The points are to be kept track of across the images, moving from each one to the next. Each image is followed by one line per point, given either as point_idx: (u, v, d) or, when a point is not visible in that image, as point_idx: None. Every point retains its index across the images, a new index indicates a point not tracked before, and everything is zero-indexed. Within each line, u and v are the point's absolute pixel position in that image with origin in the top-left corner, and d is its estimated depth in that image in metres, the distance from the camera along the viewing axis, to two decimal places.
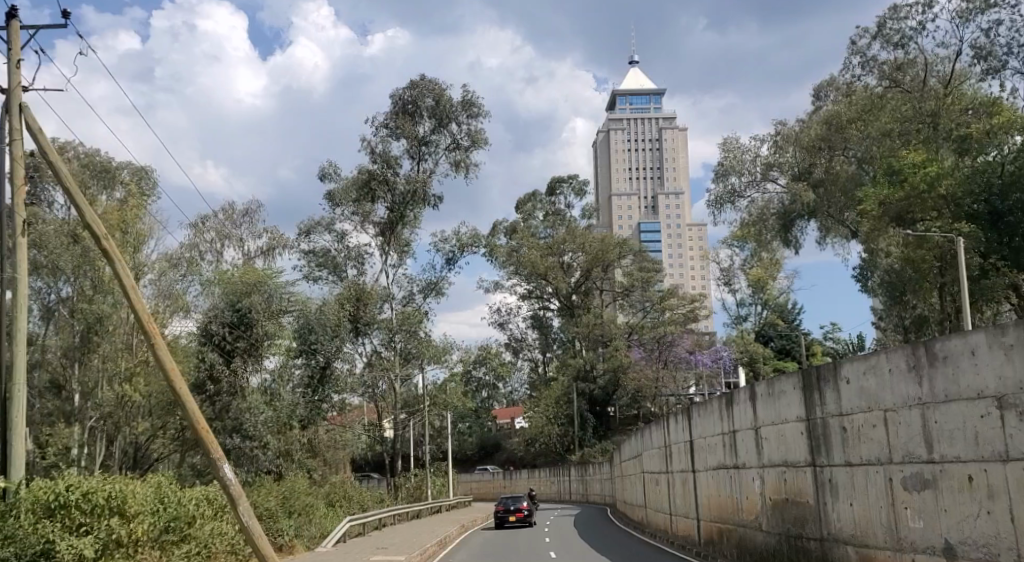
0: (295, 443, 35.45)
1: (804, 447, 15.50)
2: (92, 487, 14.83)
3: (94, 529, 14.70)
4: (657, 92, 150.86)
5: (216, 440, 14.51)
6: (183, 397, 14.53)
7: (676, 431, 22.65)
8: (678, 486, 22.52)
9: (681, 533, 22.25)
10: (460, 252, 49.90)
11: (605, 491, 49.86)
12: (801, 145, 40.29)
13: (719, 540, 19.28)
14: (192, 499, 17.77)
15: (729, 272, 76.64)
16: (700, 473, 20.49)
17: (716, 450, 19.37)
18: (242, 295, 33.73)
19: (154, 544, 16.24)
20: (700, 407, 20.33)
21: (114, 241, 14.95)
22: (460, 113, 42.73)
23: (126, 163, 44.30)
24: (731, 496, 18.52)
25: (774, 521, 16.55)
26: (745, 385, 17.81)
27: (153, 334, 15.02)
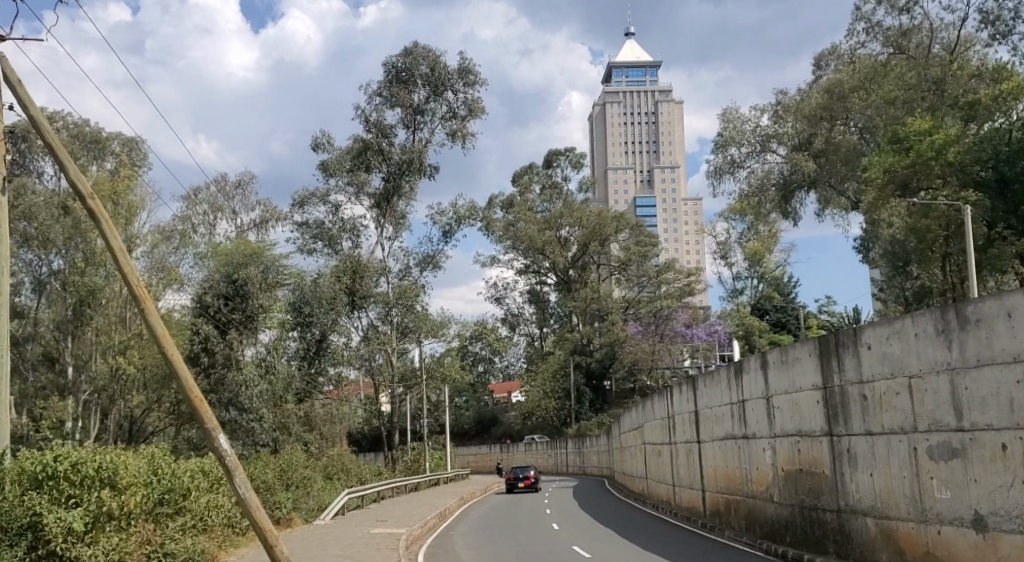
0: (292, 416, 35.12)
1: (820, 416, 15.17)
2: (82, 457, 14.37)
3: (83, 501, 14.28)
4: (653, 64, 149.98)
5: (210, 409, 13.95)
6: (175, 364, 13.94)
7: (679, 402, 22.31)
8: (682, 457, 22.20)
9: (685, 505, 21.94)
10: (457, 224, 49.42)
11: (602, 465, 49.57)
12: (801, 114, 39.76)
13: (727, 513, 18.97)
14: (188, 471, 17.42)
15: (726, 245, 76.23)
16: (706, 444, 20.17)
17: (723, 421, 19.05)
18: (239, 267, 33.33)
19: (149, 517, 15.88)
20: (706, 377, 19.99)
21: (98, 199, 13.95)
22: (456, 82, 42.14)
23: (117, 134, 43.67)
24: (740, 467, 18.20)
25: (787, 492, 16.23)
26: (755, 354, 17.45)
27: (144, 299, 14.18)
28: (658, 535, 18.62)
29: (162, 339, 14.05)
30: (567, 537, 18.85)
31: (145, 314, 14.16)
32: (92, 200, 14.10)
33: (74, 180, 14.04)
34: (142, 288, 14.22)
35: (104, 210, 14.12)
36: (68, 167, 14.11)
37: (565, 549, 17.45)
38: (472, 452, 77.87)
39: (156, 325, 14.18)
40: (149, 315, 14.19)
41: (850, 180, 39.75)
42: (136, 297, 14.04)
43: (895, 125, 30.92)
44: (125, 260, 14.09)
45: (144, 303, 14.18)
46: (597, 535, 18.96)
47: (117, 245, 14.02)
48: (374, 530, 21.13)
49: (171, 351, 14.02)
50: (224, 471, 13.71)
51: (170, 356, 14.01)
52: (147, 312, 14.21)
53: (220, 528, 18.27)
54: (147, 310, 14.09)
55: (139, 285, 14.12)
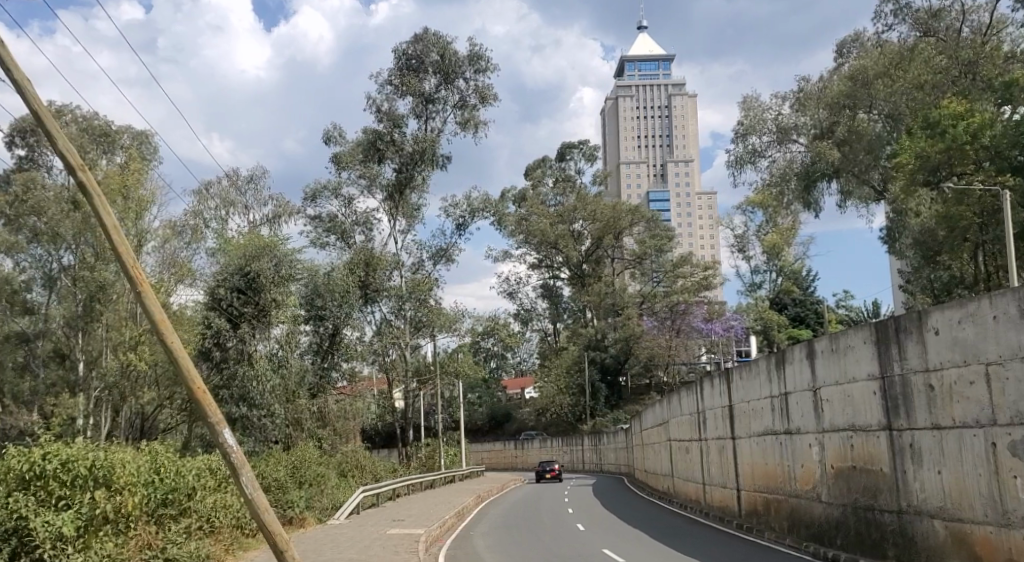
0: (305, 411, 34.42)
1: (878, 409, 14.28)
2: (73, 455, 13.62)
3: (74, 503, 13.47)
4: (667, 57, 148.77)
5: (213, 401, 13.20)
6: (176, 353, 13.17)
7: (710, 396, 21.43)
8: (713, 454, 21.34)
9: (717, 503, 21.08)
10: (471, 217, 48.62)
11: (620, 462, 48.74)
12: (823, 102, 38.72)
13: (766, 512, 18.11)
14: (193, 470, 16.88)
15: (743, 239, 75.19)
16: (742, 439, 19.28)
17: (762, 415, 18.18)
18: (250, 260, 32.51)
19: (151, 519, 15.23)
20: (742, 368, 19.12)
21: (90, 175, 13.16)
22: (466, 68, 41.29)
23: (126, 128, 43.08)
24: (782, 465, 17.32)
25: (837, 491, 15.36)
26: (799, 343, 16.57)
27: (141, 283, 13.35)
28: (694, 536, 17.77)
29: (161, 326, 13.22)
30: (596, 537, 18.04)
31: (142, 297, 13.30)
32: (82, 174, 13.31)
33: (62, 153, 13.20)
34: (138, 270, 13.39)
35: (96, 186, 13.34)
36: (57, 142, 13.33)
37: (595, 550, 16.66)
38: (488, 448, 77.29)
39: (154, 310, 13.31)
40: (145, 298, 13.30)
41: (874, 166, 38.64)
42: (133, 279, 13.23)
43: (927, 110, 29.88)
44: (120, 239, 13.34)
45: (141, 286, 13.33)
46: (626, 535, 18.11)
47: (110, 224, 13.25)
48: (391, 530, 20.32)
49: (170, 337, 13.22)
50: (230, 468, 12.96)
51: (169, 345, 13.21)
52: (145, 295, 13.33)
53: (229, 531, 17.65)
54: (144, 293, 13.21)
55: (136, 266, 13.37)
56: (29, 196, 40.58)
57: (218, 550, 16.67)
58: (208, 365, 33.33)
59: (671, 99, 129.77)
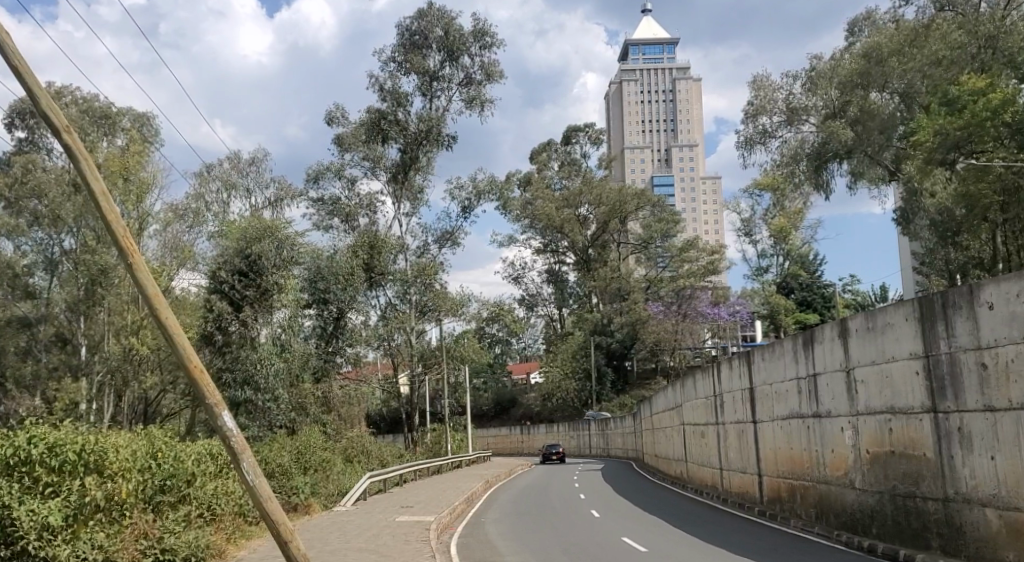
0: (310, 397, 33.85)
1: (921, 391, 13.66)
2: (60, 439, 12.97)
3: (63, 490, 12.87)
4: (672, 41, 147.70)
5: (210, 380, 12.56)
6: (171, 329, 12.51)
7: (729, 379, 20.84)
8: (731, 438, 20.79)
9: (736, 489, 20.52)
10: (476, 199, 47.97)
11: (627, 447, 48.19)
12: (834, 82, 37.95)
13: (791, 499, 17.55)
14: (193, 455, 16.47)
15: (750, 222, 74.44)
16: (764, 423, 18.69)
17: (787, 398, 17.59)
18: (253, 242, 31.84)
19: (148, 507, 14.75)
20: (765, 349, 18.51)
21: (77, 136, 12.42)
22: (472, 44, 40.57)
23: (127, 110, 42.40)
24: (810, 450, 16.74)
25: (873, 478, 14.77)
26: (831, 321, 15.95)
27: (132, 252, 12.65)
28: (717, 523, 17.20)
29: (154, 300, 12.53)
30: (613, 524, 17.51)
31: (133, 268, 12.60)
32: (68, 135, 12.60)
33: (46, 113, 12.46)
34: (129, 240, 12.70)
35: (83, 148, 12.65)
36: (39, 100, 12.59)
37: (614, 537, 16.12)
38: (493, 433, 77.05)
39: (146, 282, 12.59)
40: (137, 270, 12.60)
41: (888, 146, 37.83)
42: (124, 248, 12.53)
43: (946, 87, 29.31)
44: (109, 206, 12.67)
45: (133, 256, 12.62)
46: (644, 522, 17.56)
47: (99, 190, 12.59)
48: (400, 517, 19.75)
49: (163, 311, 12.54)
50: (230, 454, 12.37)
51: (162, 319, 12.53)
52: (136, 266, 12.62)
53: (231, 518, 17.19)
54: (135, 264, 12.51)
55: (127, 236, 12.70)
56: (30, 177, 39.95)
57: (219, 539, 16.19)
58: (211, 349, 32.94)
59: (675, 83, 128.83)
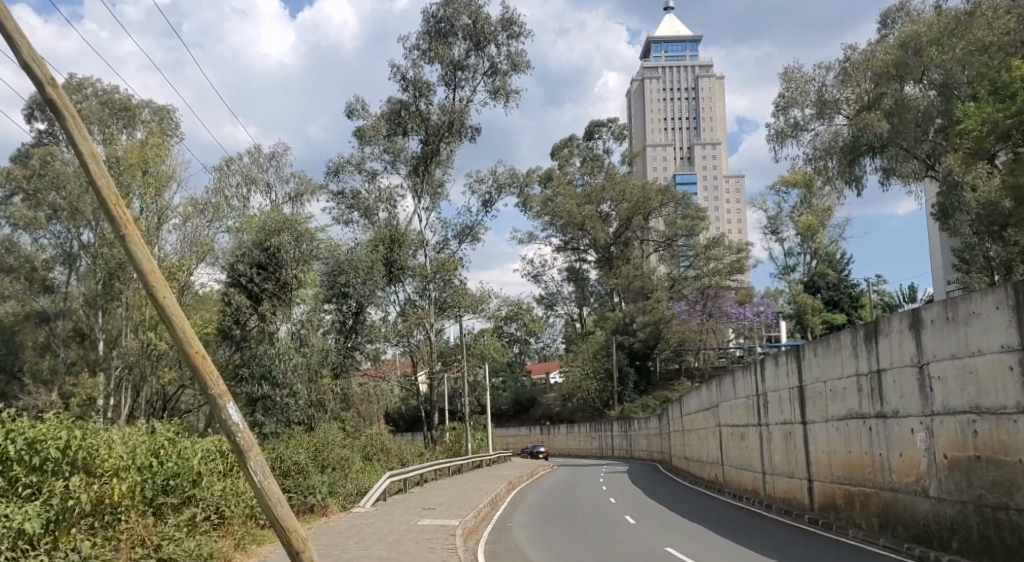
0: (328, 393, 32.87)
1: (1013, 389, 12.55)
2: (41, 434, 12.03)
3: (44, 492, 11.90)
4: (694, 38, 146.39)
5: (213, 368, 11.66)
6: (170, 311, 11.52)
7: (774, 377, 19.77)
8: (776, 439, 19.73)
9: (783, 495, 19.43)
10: (498, 192, 46.98)
11: (652, 448, 47.08)
12: (869, 73, 36.79)
13: (850, 506, 16.44)
14: (198, 455, 15.59)
15: (776, 220, 73.12)
16: (816, 424, 17.63)
17: (846, 397, 16.50)
18: (272, 234, 30.87)
19: (144, 510, 13.82)
20: (819, 344, 17.42)
21: (63, 89, 11.31)
22: (499, 34, 39.58)
23: (147, 103, 41.55)
24: (874, 454, 15.63)
25: (952, 487, 13.67)
26: (899, 314, 14.86)
27: (125, 221, 11.65)
28: (773, 533, 16.08)
29: (150, 277, 11.54)
30: (653, 531, 16.47)
31: (126, 240, 11.62)
32: (51, 88, 11.54)
33: (27, 61, 11.40)
34: (121, 207, 11.68)
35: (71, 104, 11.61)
36: (18, 46, 11.48)
37: (653, 546, 15.08)
38: (514, 433, 76.26)
39: (142, 258, 11.64)
40: (130, 243, 11.60)
41: (927, 137, 36.34)
42: (116, 218, 11.57)
43: (994, 74, 28.31)
44: (98, 168, 11.67)
45: (125, 226, 11.65)
46: (684, 529, 16.50)
47: (88, 150, 11.57)
48: (422, 521, 18.75)
49: (161, 290, 11.52)
50: (237, 452, 11.49)
51: (161, 300, 11.52)
52: (130, 237, 11.63)
53: (241, 522, 16.30)
54: (129, 236, 11.49)
55: (118, 203, 11.68)
56: (48, 169, 38.98)
57: (225, 545, 15.28)
58: (229, 344, 32.37)
59: (698, 81, 127.69)
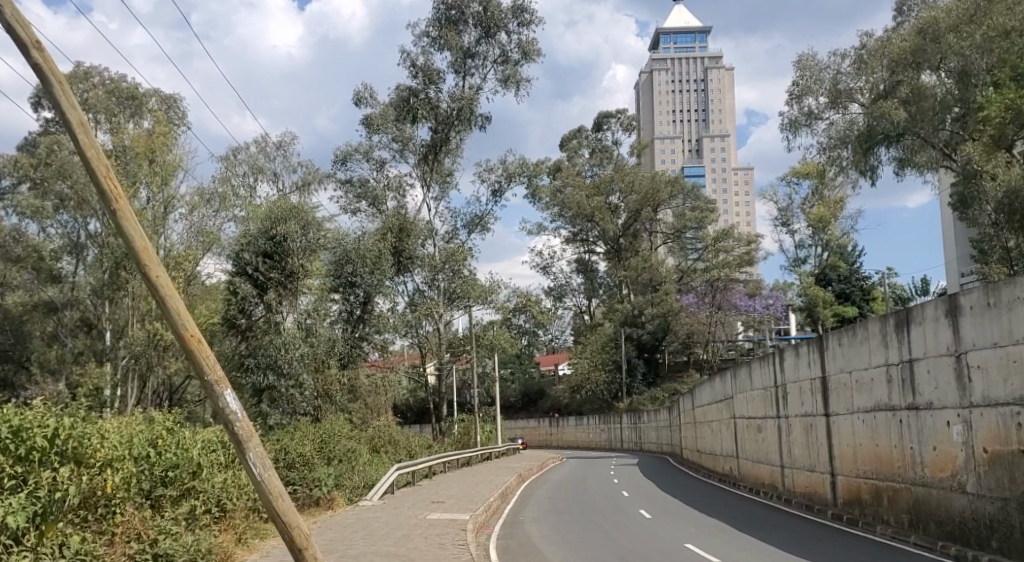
0: (335, 383, 32.40)
1: None
2: (27, 422, 11.55)
3: (31, 483, 11.41)
4: (704, 30, 145.51)
5: (210, 353, 11.32)
6: (163, 291, 11.16)
7: (794, 368, 19.29)
8: (797, 432, 19.26)
9: (804, 490, 18.97)
10: (507, 182, 46.49)
11: (663, 441, 46.66)
12: (884, 60, 36.16)
13: (878, 502, 15.95)
14: (194, 446, 15.23)
15: (787, 212, 72.50)
16: (841, 417, 17.14)
17: (874, 388, 15.99)
18: (278, 222, 30.44)
19: (137, 503, 13.41)
20: (845, 333, 16.90)
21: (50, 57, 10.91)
22: (510, 21, 39.05)
23: (154, 92, 41.13)
24: (905, 448, 15.12)
25: (991, 483, 13.15)
26: (933, 301, 14.32)
27: (116, 195, 11.28)
28: (798, 529, 15.60)
29: (143, 255, 11.19)
30: (670, 527, 15.97)
31: (118, 216, 11.24)
32: (37, 52, 11.11)
33: (12, 24, 10.96)
34: (112, 181, 11.31)
35: (59, 72, 11.22)
36: (3, 11, 11.15)
37: (669, 542, 14.58)
38: (522, 425, 75.90)
39: (134, 235, 11.27)
40: (122, 218, 11.24)
41: (945, 126, 35.64)
42: (106, 191, 11.19)
43: None
44: (89, 140, 11.31)
45: (117, 201, 11.27)
46: (700, 525, 16.04)
47: (76, 120, 11.16)
48: (431, 515, 18.32)
49: (154, 269, 11.16)
50: (236, 442, 11.12)
51: (154, 280, 11.18)
52: (121, 212, 11.28)
53: (243, 516, 15.92)
54: (120, 211, 11.17)
55: (109, 176, 11.30)
56: (54, 159, 38.64)
57: (226, 540, 14.89)
58: (236, 334, 32.05)
59: (707, 73, 126.95)
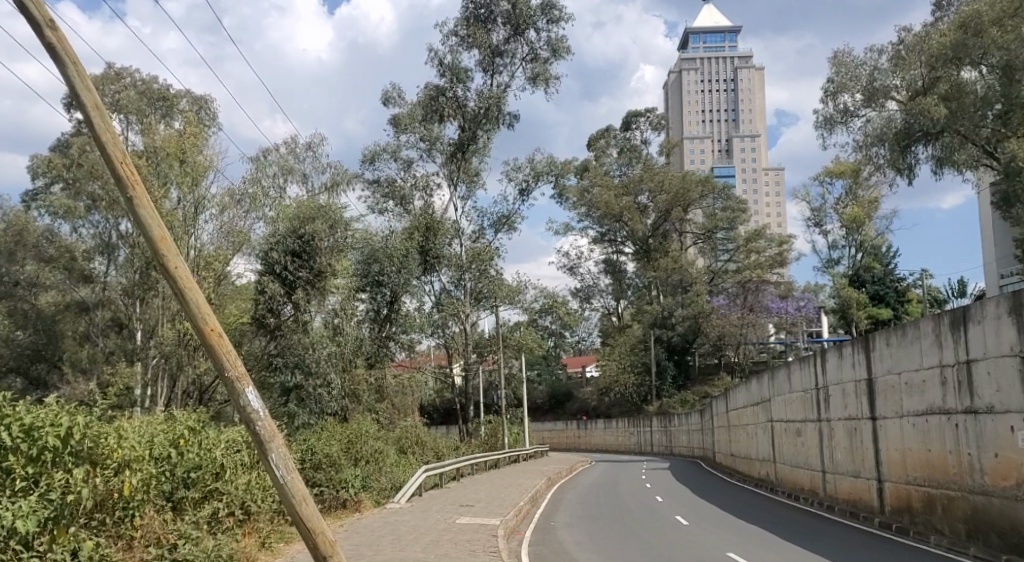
0: (362, 383, 32.08)
1: None
2: (39, 421, 11.20)
3: (43, 486, 11.10)
4: (733, 29, 144.30)
5: (231, 349, 11.02)
6: (182, 283, 10.92)
7: (836, 369, 18.76)
8: (840, 436, 18.71)
9: (849, 497, 18.37)
10: (535, 181, 46.03)
11: (693, 444, 45.97)
12: (923, 56, 35.38)
13: (931, 510, 15.32)
14: (217, 445, 14.96)
15: (820, 212, 71.49)
16: (890, 420, 16.55)
17: (926, 390, 15.39)
18: (305, 221, 30.16)
19: (154, 506, 13.13)
20: (894, 332, 16.34)
21: (64, 38, 10.75)
22: (539, 18, 38.58)
23: (185, 92, 41.06)
24: (963, 453, 14.47)
25: None
26: (992, 298, 13.71)
27: (132, 181, 11.10)
28: (846, 539, 15.00)
29: (160, 244, 10.97)
30: (705, 534, 15.50)
31: (134, 202, 11.05)
32: (51, 31, 10.95)
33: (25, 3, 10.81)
34: (128, 166, 11.12)
35: (74, 53, 11.06)
36: None
37: (701, 551, 14.12)
38: (550, 427, 75.35)
39: (150, 223, 11.06)
40: (138, 206, 11.04)
41: (986, 122, 34.82)
42: (122, 177, 11.02)
43: None
44: (105, 125, 11.13)
45: (133, 186, 11.07)
46: (736, 532, 15.55)
47: (91, 103, 10.99)
48: (461, 519, 17.89)
49: (171, 259, 10.94)
50: (258, 443, 10.81)
51: (172, 270, 10.94)
52: (137, 199, 11.09)
53: (268, 520, 15.67)
54: (137, 199, 10.98)
55: (125, 162, 11.12)
56: (85, 159, 38.70)
57: (249, 545, 14.61)
58: (264, 334, 31.41)
59: (737, 73, 125.79)
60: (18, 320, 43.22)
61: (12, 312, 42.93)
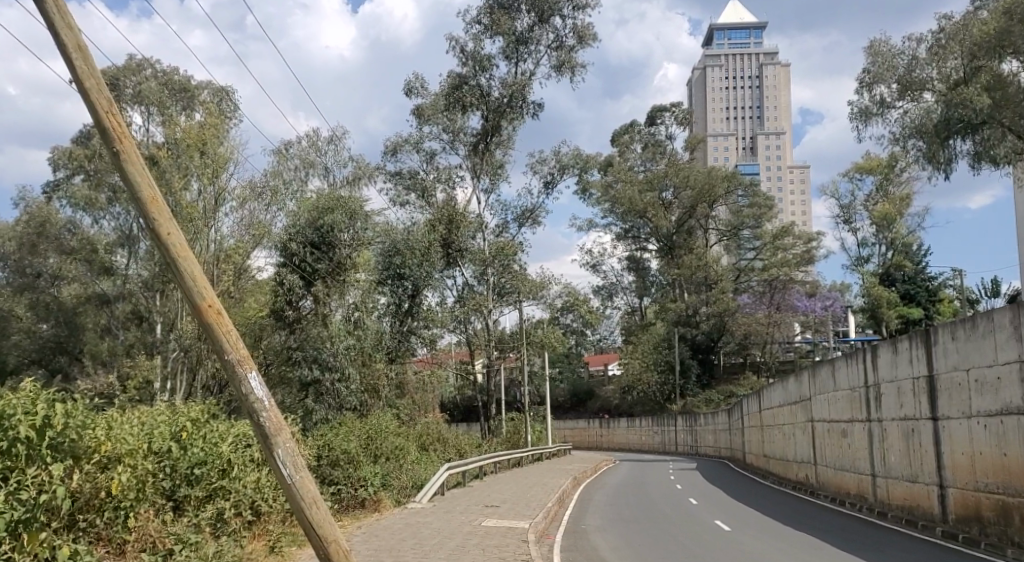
0: (382, 377, 30.68)
1: None
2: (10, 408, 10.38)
3: (14, 483, 10.26)
4: (758, 26, 142.53)
5: (232, 329, 10.22)
6: (175, 251, 10.12)
7: (891, 366, 17.72)
8: (894, 437, 17.69)
9: (906, 503, 17.35)
10: (560, 174, 45.06)
11: (721, 445, 44.82)
12: (964, 45, 34.03)
13: (1006, 519, 14.25)
14: (221, 437, 14.13)
15: (849, 209, 70.15)
16: (957, 421, 15.50)
17: (1002, 389, 14.29)
18: (324, 212, 29.26)
19: (148, 506, 12.30)
20: (964, 326, 15.26)
21: None
22: (564, 6, 37.68)
23: (206, 84, 40.32)
24: None
25: None
26: None
27: (120, 134, 10.26)
28: (910, 549, 13.96)
29: (151, 206, 10.17)
30: (742, 540, 14.53)
31: (121, 158, 10.22)
32: None
33: None
34: (114, 118, 10.27)
35: None
36: None
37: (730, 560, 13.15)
38: (571, 425, 74.36)
39: (140, 182, 10.26)
40: (127, 162, 10.24)
41: None
42: (109, 129, 10.18)
43: None
44: (89, 70, 10.26)
45: (121, 141, 10.24)
46: (771, 538, 14.60)
47: (73, 43, 10.12)
48: (487, 521, 17.00)
49: (164, 225, 10.14)
50: (262, 436, 9.97)
51: (166, 238, 10.13)
52: (126, 154, 10.26)
53: (277, 521, 14.85)
54: (124, 154, 10.17)
55: (112, 114, 10.30)
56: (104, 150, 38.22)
57: (255, 548, 13.80)
58: (283, 328, 30.95)
59: (763, 69, 124.01)
60: (40, 313, 42.80)
61: (34, 304, 42.61)
